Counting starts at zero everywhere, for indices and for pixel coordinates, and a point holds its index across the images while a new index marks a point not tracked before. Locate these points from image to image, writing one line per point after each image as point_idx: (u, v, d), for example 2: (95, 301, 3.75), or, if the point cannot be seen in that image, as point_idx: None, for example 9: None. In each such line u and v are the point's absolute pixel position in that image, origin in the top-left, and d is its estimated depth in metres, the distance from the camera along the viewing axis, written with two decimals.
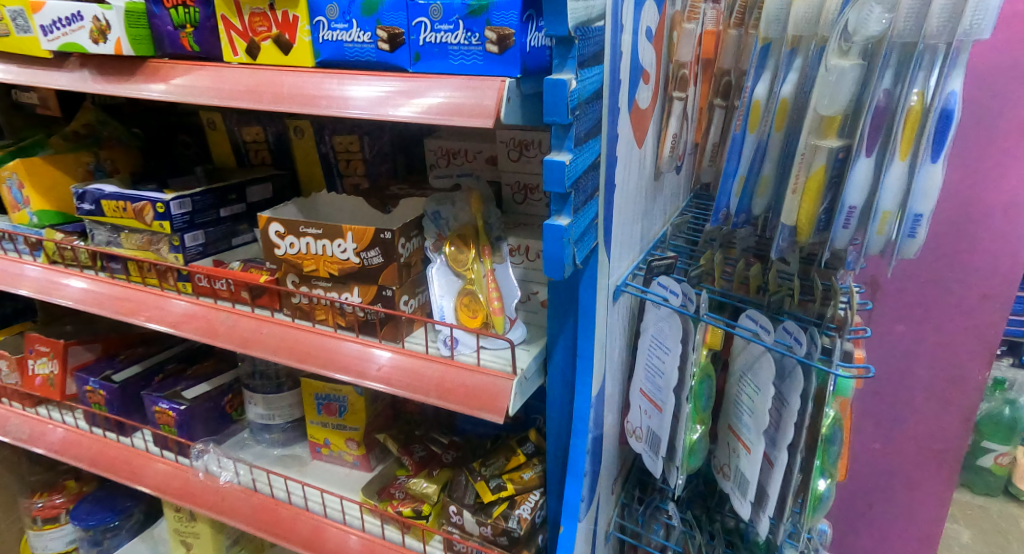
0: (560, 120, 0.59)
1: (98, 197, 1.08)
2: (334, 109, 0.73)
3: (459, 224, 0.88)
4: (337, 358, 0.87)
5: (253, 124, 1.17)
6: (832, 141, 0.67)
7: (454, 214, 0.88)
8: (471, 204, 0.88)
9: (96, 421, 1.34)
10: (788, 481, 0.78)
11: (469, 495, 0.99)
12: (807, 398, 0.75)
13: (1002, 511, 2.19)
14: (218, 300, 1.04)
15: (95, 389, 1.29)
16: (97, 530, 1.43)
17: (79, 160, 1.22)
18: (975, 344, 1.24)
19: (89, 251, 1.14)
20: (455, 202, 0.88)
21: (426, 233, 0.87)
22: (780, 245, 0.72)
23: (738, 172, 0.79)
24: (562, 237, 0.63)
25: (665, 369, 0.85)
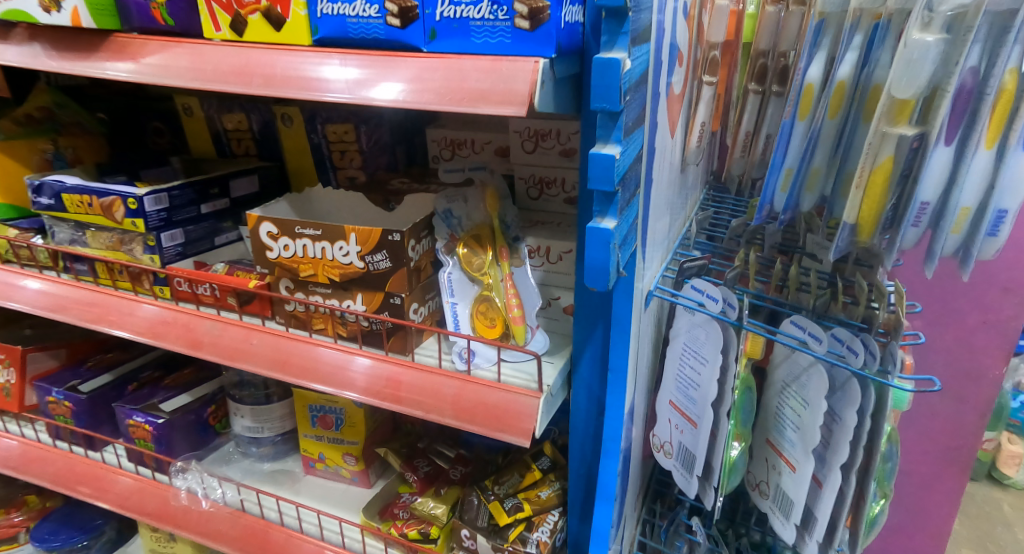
0: (611, 106, 0.51)
1: (58, 191, 0.97)
2: (307, 94, 0.66)
3: (472, 224, 0.80)
4: (320, 368, 0.80)
5: (235, 110, 1.07)
6: (906, 127, 0.60)
7: (467, 212, 0.80)
8: (485, 202, 0.79)
9: (60, 434, 1.23)
10: (841, 504, 0.71)
11: (482, 517, 0.91)
12: (864, 414, 0.68)
13: (986, 494, 2.10)
14: (200, 307, 0.94)
15: (58, 401, 1.18)
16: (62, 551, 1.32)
17: (33, 148, 1.10)
18: (994, 339, 1.17)
19: (50, 250, 1.03)
20: (468, 199, 0.79)
21: (437, 233, 0.78)
22: (840, 246, 0.64)
23: (785, 164, 0.71)
24: (607, 242, 0.54)
25: (701, 381, 0.77)
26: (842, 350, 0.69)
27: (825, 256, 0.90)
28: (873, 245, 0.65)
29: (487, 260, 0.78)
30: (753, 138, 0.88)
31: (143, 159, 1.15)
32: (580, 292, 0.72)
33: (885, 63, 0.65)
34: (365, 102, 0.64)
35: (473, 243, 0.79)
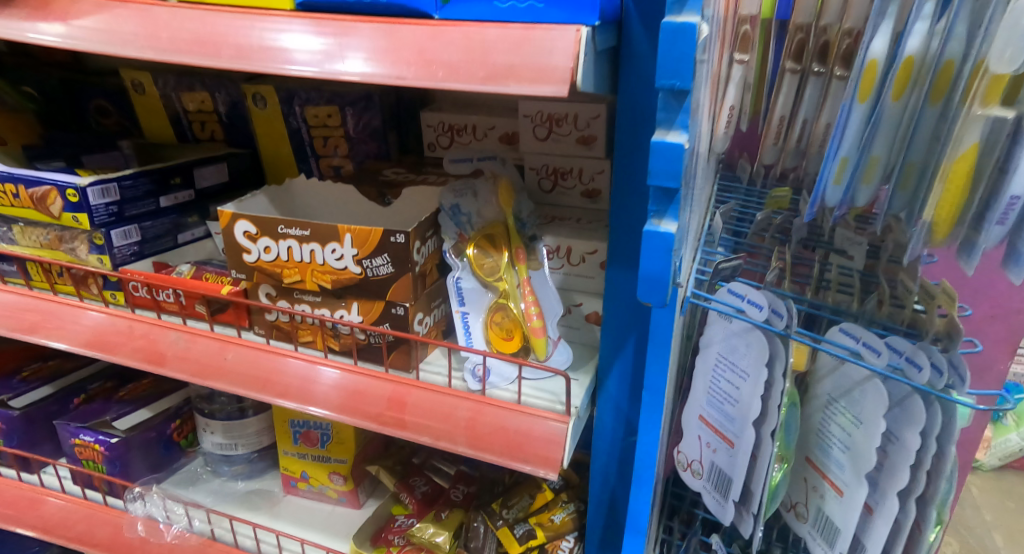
0: (681, 83, 0.41)
1: None
2: (271, 65, 0.55)
3: (484, 222, 0.71)
4: (293, 385, 0.70)
5: (197, 88, 0.94)
6: (996, 108, 0.51)
7: (476, 209, 0.71)
8: (497, 196, 0.71)
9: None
10: (899, 535, 0.63)
11: (491, 545, 0.82)
12: (928, 437, 0.60)
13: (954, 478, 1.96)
14: (162, 315, 0.82)
15: None
16: None
17: None
18: (1001, 331, 1.09)
19: None
20: (477, 193, 0.71)
21: (445, 231, 0.70)
22: (916, 248, 0.57)
23: (840, 153, 0.61)
24: (668, 248, 0.45)
25: (740, 397, 0.69)
26: (902, 363, 0.61)
27: (857, 252, 0.82)
28: (947, 245, 0.59)
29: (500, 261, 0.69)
30: (788, 124, 0.80)
31: (82, 141, 1.00)
32: (611, 299, 0.63)
33: (962, 33, 0.55)
34: (333, 76, 0.54)
35: (485, 243, 0.70)
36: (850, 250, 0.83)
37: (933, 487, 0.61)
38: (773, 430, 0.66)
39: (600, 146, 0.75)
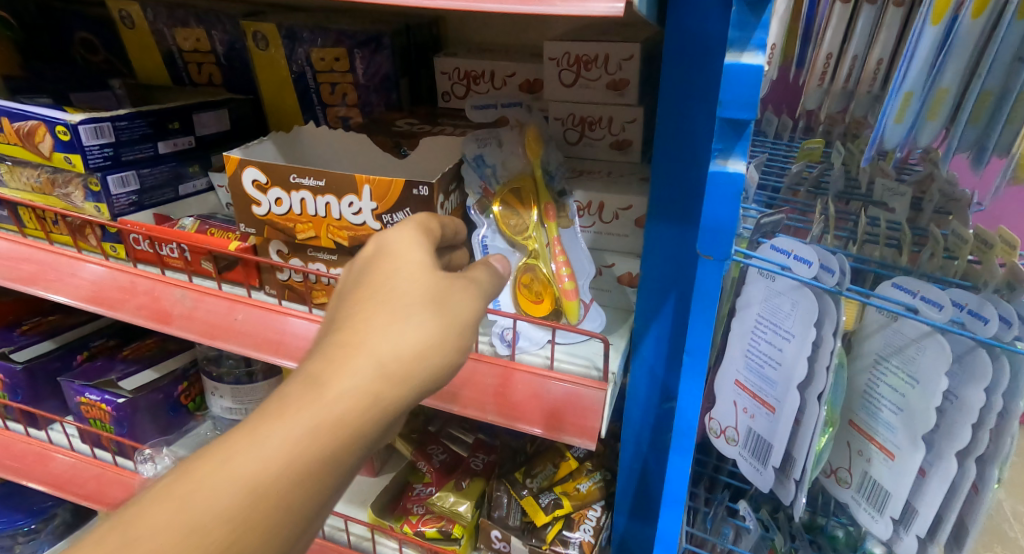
0: None
1: None
2: None
3: (509, 174, 0.66)
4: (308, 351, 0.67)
5: (190, 25, 0.88)
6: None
7: (502, 159, 0.66)
8: (526, 145, 0.65)
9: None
10: (957, 499, 0.60)
11: (515, 515, 0.79)
12: (993, 394, 0.56)
13: None
14: (166, 271, 0.78)
15: None
16: (6, 536, 1.17)
17: None
18: None
19: None
20: (503, 143, 0.66)
21: (468, 185, 0.65)
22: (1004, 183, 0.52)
23: (906, 87, 0.55)
24: (738, 191, 0.45)
25: (783, 359, 0.65)
26: (964, 317, 0.57)
27: (900, 204, 0.77)
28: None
29: (525, 220, 0.65)
30: (835, 61, 0.74)
31: (68, 77, 0.95)
32: (651, 256, 0.58)
33: None
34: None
35: (511, 198, 0.65)
36: (892, 202, 0.78)
37: (997, 447, 0.57)
38: (821, 393, 0.62)
39: (632, 92, 0.70)
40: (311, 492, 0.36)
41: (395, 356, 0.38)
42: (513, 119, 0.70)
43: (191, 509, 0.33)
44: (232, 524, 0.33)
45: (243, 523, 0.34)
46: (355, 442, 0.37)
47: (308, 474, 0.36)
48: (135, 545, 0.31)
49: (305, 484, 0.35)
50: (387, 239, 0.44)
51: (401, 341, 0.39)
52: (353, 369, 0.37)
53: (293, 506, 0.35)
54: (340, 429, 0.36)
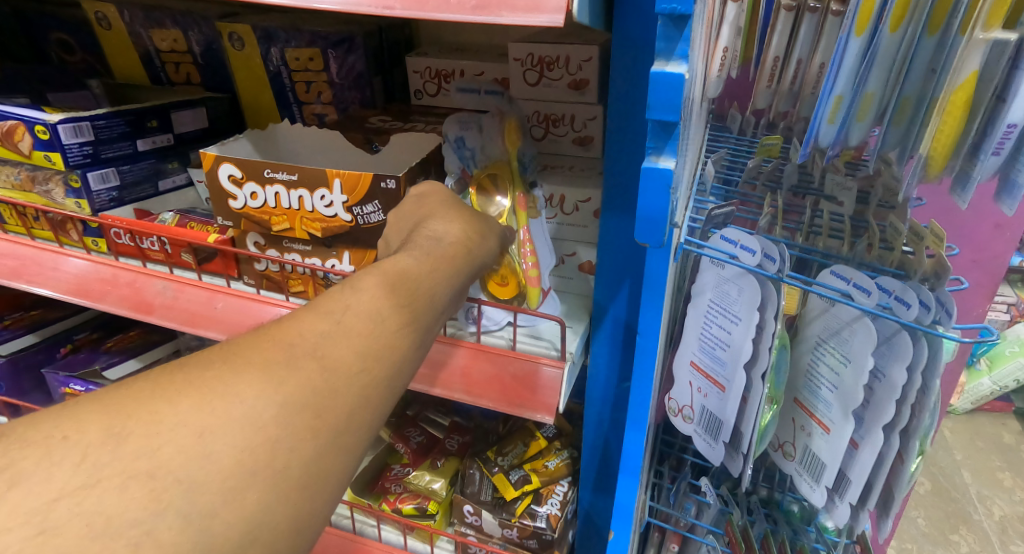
0: (682, 8, 0.44)
1: None
2: None
3: (486, 159, 0.70)
4: None
5: (168, 26, 0.91)
6: (997, 31, 0.54)
7: (481, 144, 0.70)
8: (504, 133, 0.68)
9: None
10: (881, 467, 0.66)
11: (487, 491, 0.83)
12: (913, 371, 0.62)
13: (987, 429, 2.12)
14: (147, 263, 0.81)
15: None
16: None
17: None
18: (978, 276, 1.06)
19: None
20: (483, 127, 0.70)
21: (448, 165, 0.70)
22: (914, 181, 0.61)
23: (835, 92, 0.62)
24: (666, 184, 0.48)
25: (731, 341, 0.70)
26: (891, 302, 0.62)
27: (847, 198, 0.82)
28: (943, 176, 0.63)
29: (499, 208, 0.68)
30: (783, 63, 0.81)
31: (47, 77, 0.98)
32: (606, 246, 0.63)
33: None
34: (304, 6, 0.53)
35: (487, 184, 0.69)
36: (839, 195, 0.83)
37: (917, 420, 0.63)
38: (764, 372, 0.67)
39: (592, 91, 0.74)
40: (450, 288, 0.52)
41: (475, 235, 0.59)
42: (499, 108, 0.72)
43: (388, 268, 0.49)
44: (417, 288, 0.49)
45: (420, 287, 0.49)
46: (467, 274, 0.55)
47: (455, 264, 0.54)
48: (360, 284, 0.47)
49: (446, 281, 0.52)
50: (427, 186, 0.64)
51: (470, 223, 0.59)
52: (454, 232, 0.57)
53: (443, 278, 0.52)
54: (458, 257, 0.55)
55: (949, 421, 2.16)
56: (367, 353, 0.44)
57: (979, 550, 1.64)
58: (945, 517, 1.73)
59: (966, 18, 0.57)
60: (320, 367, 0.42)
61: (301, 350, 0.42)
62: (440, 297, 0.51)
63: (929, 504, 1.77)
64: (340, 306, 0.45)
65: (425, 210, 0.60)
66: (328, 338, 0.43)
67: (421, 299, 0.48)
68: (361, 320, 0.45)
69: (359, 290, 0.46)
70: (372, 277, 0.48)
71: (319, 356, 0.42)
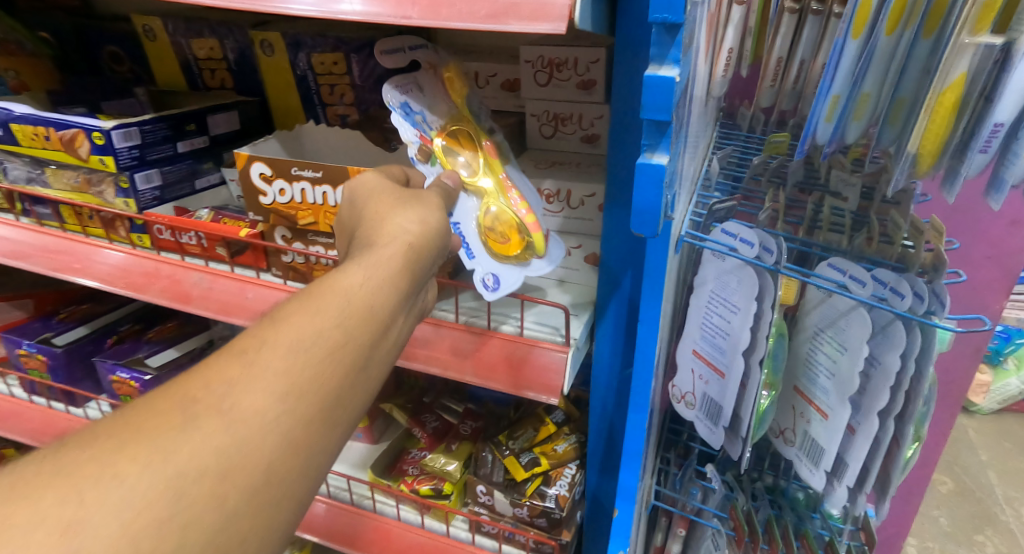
0: (673, 17, 0.48)
1: (8, 121, 0.87)
2: (281, 9, 0.58)
3: (436, 117, 0.72)
4: None
5: (206, 35, 0.97)
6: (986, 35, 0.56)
7: (428, 104, 0.71)
8: (446, 89, 0.73)
9: (37, 389, 1.18)
10: (877, 451, 0.69)
11: (498, 472, 0.87)
12: (907, 358, 0.65)
13: (1013, 430, 2.10)
14: (186, 257, 0.87)
15: (31, 354, 1.12)
16: None
17: None
18: (996, 272, 1.05)
19: (6, 190, 0.94)
20: (423, 86, 0.72)
21: (406, 135, 0.67)
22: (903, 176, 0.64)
23: (833, 91, 0.64)
24: (659, 179, 0.52)
25: (731, 330, 0.73)
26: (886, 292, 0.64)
27: (851, 193, 0.85)
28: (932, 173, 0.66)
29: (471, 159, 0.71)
30: (786, 64, 0.83)
31: (96, 85, 1.04)
32: (609, 239, 0.67)
33: None
34: (333, 17, 0.58)
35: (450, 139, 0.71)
36: (844, 191, 0.86)
37: (910, 406, 0.65)
38: (762, 359, 0.70)
39: (599, 91, 0.78)
40: (382, 300, 0.51)
41: (413, 230, 0.57)
42: (425, 61, 0.73)
43: (315, 296, 0.49)
44: (346, 309, 0.49)
45: (354, 307, 0.49)
46: (409, 271, 0.55)
47: (391, 277, 0.53)
48: (283, 316, 0.47)
49: (378, 292, 0.51)
50: (367, 177, 0.64)
51: (409, 218, 0.58)
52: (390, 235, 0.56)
53: (379, 296, 0.51)
54: (398, 259, 0.54)
55: (973, 421, 2.15)
56: (290, 392, 0.44)
57: (1006, 551, 1.63)
58: (970, 518, 1.73)
59: (960, 17, 0.58)
60: (225, 422, 0.41)
61: (204, 407, 0.42)
62: (372, 315, 0.50)
63: (951, 504, 1.78)
64: (254, 344, 0.45)
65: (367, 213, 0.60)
66: (236, 385, 0.43)
67: (352, 318, 0.49)
68: (279, 353, 0.45)
69: (281, 323, 0.47)
70: (295, 306, 0.48)
71: (225, 409, 0.42)
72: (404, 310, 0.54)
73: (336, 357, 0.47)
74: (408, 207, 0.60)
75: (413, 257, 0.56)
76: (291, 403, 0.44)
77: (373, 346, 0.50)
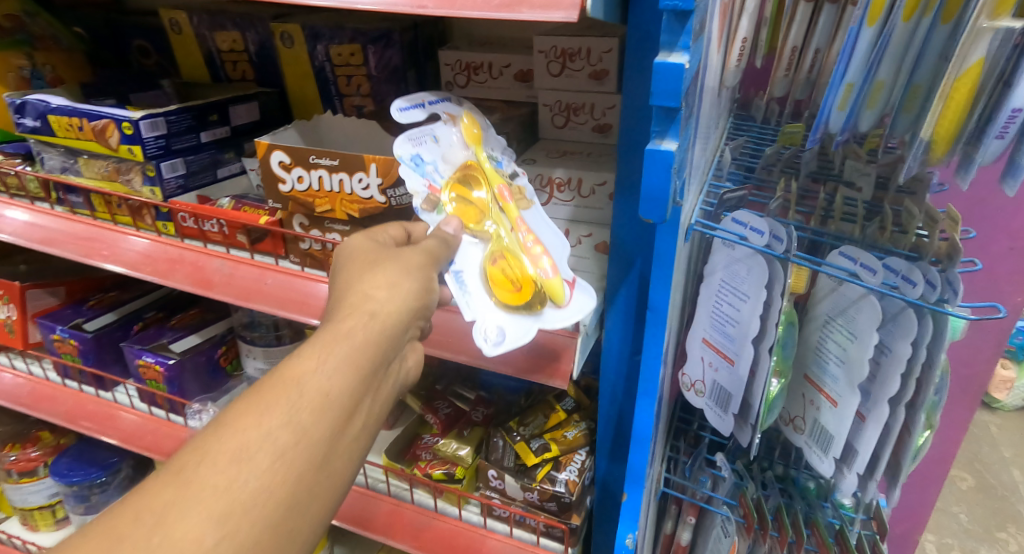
0: (684, 4, 0.48)
1: (44, 112, 0.90)
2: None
3: (451, 167, 0.70)
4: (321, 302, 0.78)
5: (228, 28, 0.99)
6: (1006, 20, 0.56)
7: (441, 155, 0.70)
8: (464, 135, 0.71)
9: (69, 373, 1.21)
10: (887, 438, 0.69)
11: (509, 458, 0.89)
12: (918, 345, 0.65)
13: None
14: (208, 244, 0.89)
15: (64, 338, 1.15)
16: (82, 486, 1.32)
17: (9, 64, 1.04)
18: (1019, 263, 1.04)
19: (41, 179, 0.97)
20: (437, 135, 0.70)
21: (412, 184, 0.66)
22: (915, 163, 0.64)
23: (846, 79, 0.64)
24: (668, 165, 0.52)
25: (740, 318, 0.74)
26: (897, 280, 0.65)
27: (865, 183, 0.85)
28: (946, 160, 0.65)
29: (482, 205, 0.69)
30: (800, 53, 0.83)
31: (124, 77, 1.08)
32: (619, 227, 0.68)
33: None
34: (351, 7, 0.59)
35: (462, 186, 0.69)
36: (859, 181, 0.86)
37: (921, 393, 0.66)
38: (771, 346, 0.70)
39: (611, 81, 0.79)
40: (338, 389, 0.51)
41: (377, 307, 0.57)
42: (445, 113, 0.71)
43: (267, 391, 0.49)
44: (296, 404, 0.49)
45: (308, 400, 0.50)
46: (370, 351, 0.55)
47: (350, 361, 0.53)
48: (231, 421, 0.48)
49: (333, 382, 0.51)
50: (344, 248, 0.65)
51: (371, 292, 0.59)
52: (353, 315, 0.56)
53: (337, 384, 0.52)
54: (358, 339, 0.55)
55: (994, 417, 2.12)
56: (232, 511, 0.45)
57: None
58: (991, 515, 1.71)
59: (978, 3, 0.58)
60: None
61: (133, 541, 0.42)
62: (326, 409, 0.50)
63: (971, 500, 1.76)
64: (196, 459, 0.46)
65: (340, 287, 0.60)
66: (171, 509, 0.43)
67: (302, 414, 0.49)
68: (221, 467, 0.46)
69: (228, 429, 0.47)
70: (244, 407, 0.49)
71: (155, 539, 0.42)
72: (370, 395, 0.54)
73: (287, 457, 0.48)
74: (378, 276, 0.60)
75: (379, 329, 0.56)
76: (236, 515, 0.45)
77: (333, 442, 0.51)
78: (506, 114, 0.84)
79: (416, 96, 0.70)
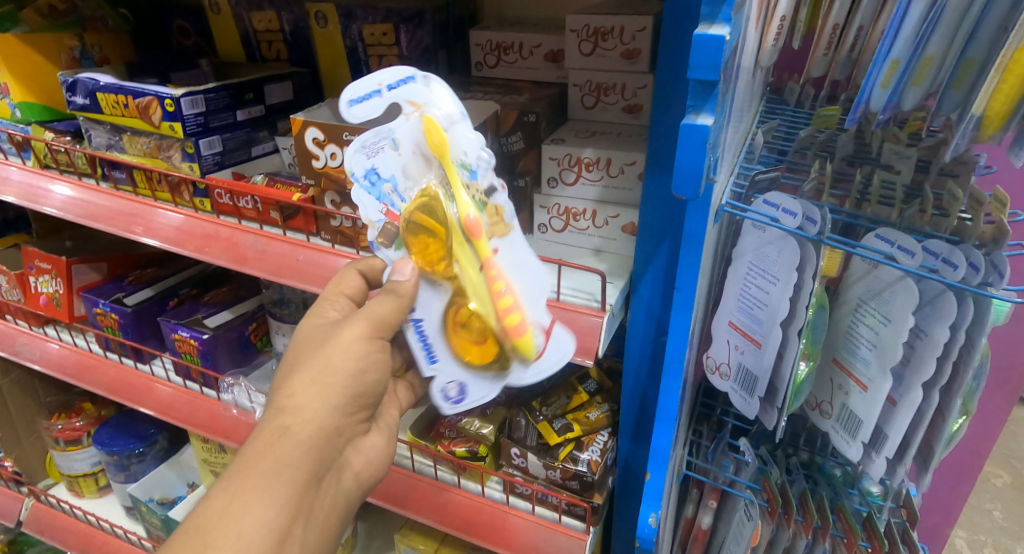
0: None
1: (92, 89, 0.93)
2: None
3: (411, 180, 0.63)
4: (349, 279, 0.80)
5: (265, 9, 1.01)
6: None
7: (401, 166, 0.63)
8: (422, 131, 0.60)
9: (111, 345, 1.26)
10: (918, 424, 0.68)
11: (532, 437, 0.90)
12: (955, 329, 0.64)
13: None
14: (242, 221, 0.92)
15: (106, 312, 1.20)
16: (122, 455, 1.37)
17: (61, 45, 1.08)
18: None
19: (87, 155, 1.00)
20: (394, 132, 0.61)
21: (366, 212, 0.64)
22: (964, 140, 0.62)
23: (892, 56, 0.63)
24: (703, 140, 0.52)
25: (769, 301, 0.73)
26: (937, 263, 0.63)
27: (905, 166, 0.83)
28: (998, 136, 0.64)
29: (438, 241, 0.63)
30: (841, 32, 0.81)
31: (165, 57, 1.10)
32: (649, 206, 0.67)
33: None
34: None
35: (422, 214, 0.62)
36: (898, 164, 0.84)
37: (958, 377, 0.65)
38: (800, 329, 0.70)
39: (644, 60, 0.78)
40: (252, 526, 0.53)
41: (292, 422, 0.59)
42: (407, 101, 0.60)
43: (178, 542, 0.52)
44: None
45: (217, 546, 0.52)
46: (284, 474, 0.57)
47: (264, 489, 0.55)
48: None
49: (247, 521, 0.53)
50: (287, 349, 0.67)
51: (289, 403, 0.60)
52: (267, 436, 0.58)
53: (248, 520, 0.53)
54: (271, 460, 0.57)
55: None
56: None
57: None
58: None
59: None
60: None
61: None
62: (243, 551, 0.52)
63: (1008, 497, 1.72)
64: None
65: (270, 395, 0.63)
66: None
67: None
68: None
69: None
70: None
71: None
72: (296, 522, 0.56)
73: None
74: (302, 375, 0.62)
75: (295, 445, 0.58)
76: None
77: None
78: (535, 95, 0.85)
79: (370, 80, 0.59)
